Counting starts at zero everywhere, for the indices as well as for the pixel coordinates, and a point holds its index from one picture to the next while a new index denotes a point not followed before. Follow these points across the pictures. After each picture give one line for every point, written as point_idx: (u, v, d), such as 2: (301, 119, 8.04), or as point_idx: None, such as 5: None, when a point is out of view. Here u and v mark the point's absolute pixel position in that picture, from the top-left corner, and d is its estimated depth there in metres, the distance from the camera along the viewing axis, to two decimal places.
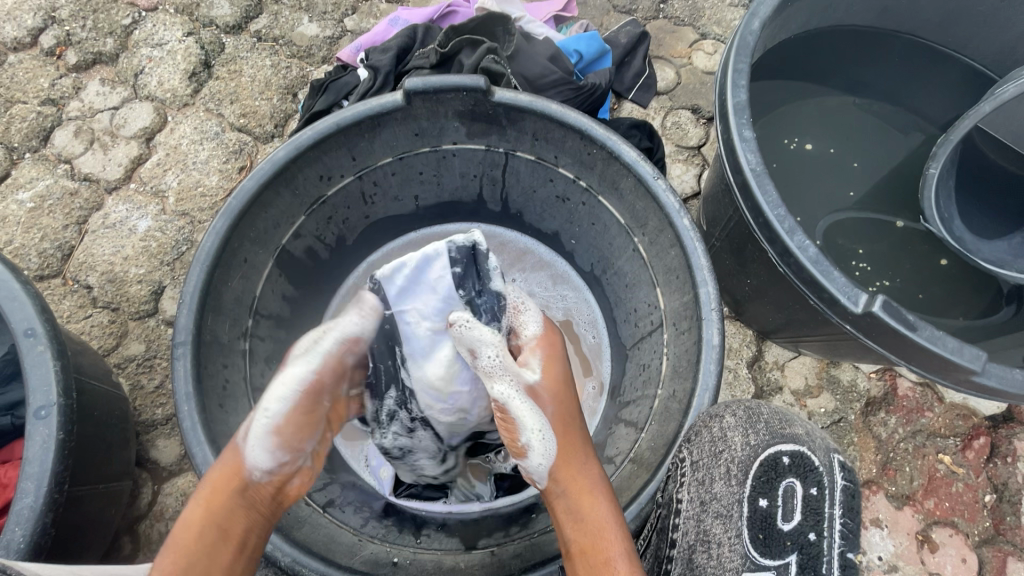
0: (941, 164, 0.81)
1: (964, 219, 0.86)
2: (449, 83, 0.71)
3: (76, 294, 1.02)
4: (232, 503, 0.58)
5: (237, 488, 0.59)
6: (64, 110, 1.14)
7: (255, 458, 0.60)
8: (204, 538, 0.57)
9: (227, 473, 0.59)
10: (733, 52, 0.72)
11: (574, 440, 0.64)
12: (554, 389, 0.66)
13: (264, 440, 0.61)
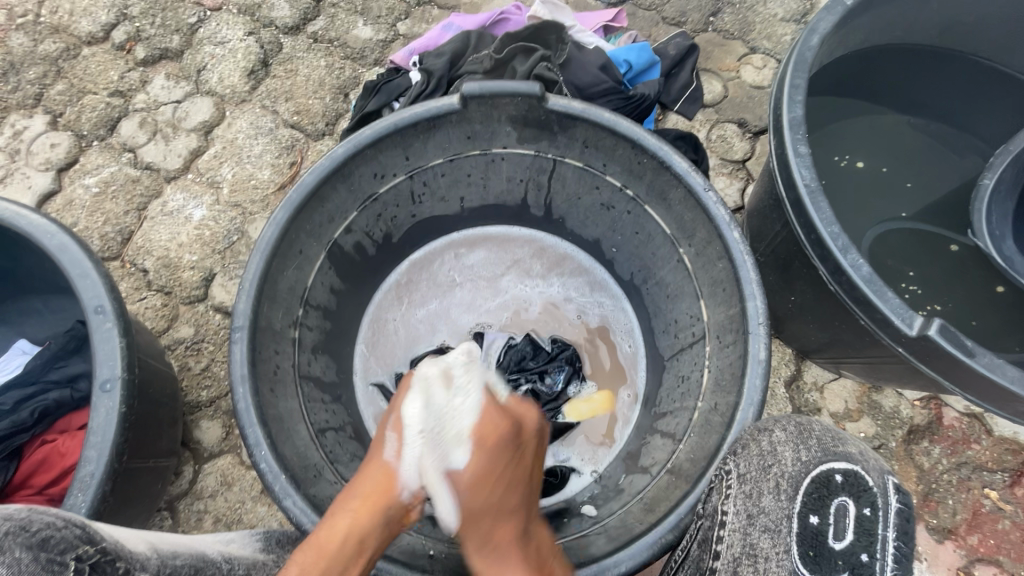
0: (998, 175, 0.83)
1: (1017, 241, 0.83)
2: (505, 88, 0.73)
3: (133, 276, 1.07)
4: (382, 519, 0.59)
5: (377, 483, 0.61)
6: (131, 102, 1.21)
7: (408, 480, 0.62)
8: (341, 513, 0.58)
9: (384, 486, 0.61)
10: (791, 67, 0.72)
11: (488, 521, 0.62)
12: (477, 474, 0.62)
13: (416, 466, 0.62)
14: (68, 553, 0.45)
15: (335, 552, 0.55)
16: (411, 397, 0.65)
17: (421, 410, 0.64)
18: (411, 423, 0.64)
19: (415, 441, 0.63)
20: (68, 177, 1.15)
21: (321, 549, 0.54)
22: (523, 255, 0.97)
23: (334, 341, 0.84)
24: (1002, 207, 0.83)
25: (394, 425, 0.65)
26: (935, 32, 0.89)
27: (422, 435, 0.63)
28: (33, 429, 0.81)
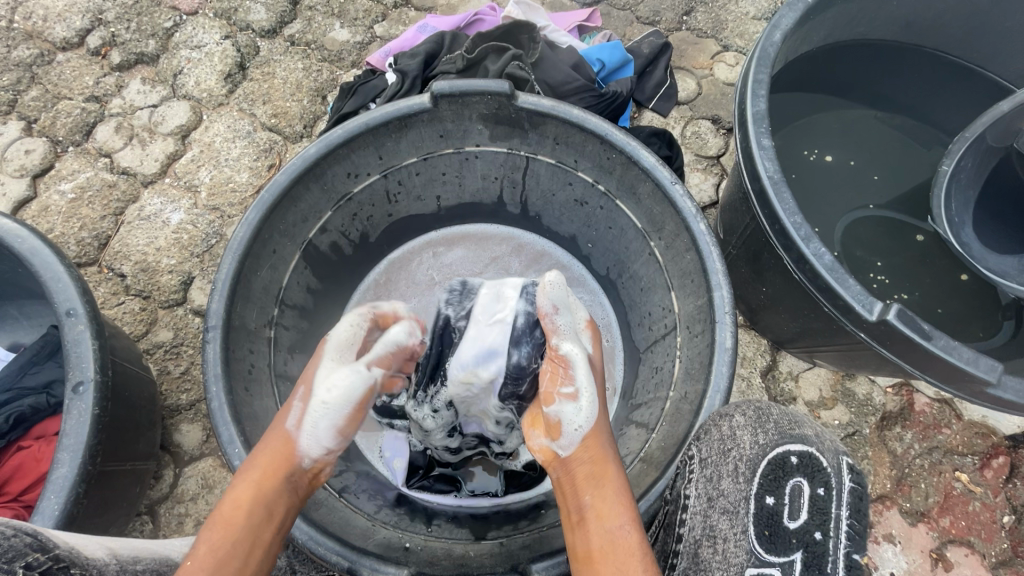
0: (956, 162, 0.86)
1: (977, 228, 0.85)
2: (475, 87, 0.74)
3: (110, 281, 1.07)
4: (281, 483, 0.58)
5: (282, 450, 0.60)
6: (106, 107, 1.20)
7: (308, 446, 0.61)
8: (251, 488, 0.57)
9: (284, 454, 0.60)
10: (754, 62, 0.73)
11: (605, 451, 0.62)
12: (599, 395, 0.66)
13: (319, 432, 0.61)
14: (18, 560, 0.43)
15: (241, 524, 0.55)
16: (326, 360, 0.65)
17: (332, 369, 0.63)
18: (322, 387, 0.62)
19: (323, 406, 0.61)
20: (44, 183, 1.14)
21: (226, 524, 0.55)
22: (501, 252, 0.97)
23: (312, 340, 0.84)
24: (961, 195, 0.86)
25: (302, 392, 0.63)
26: (896, 27, 0.91)
27: (327, 400, 0.61)
28: (9, 436, 0.80)
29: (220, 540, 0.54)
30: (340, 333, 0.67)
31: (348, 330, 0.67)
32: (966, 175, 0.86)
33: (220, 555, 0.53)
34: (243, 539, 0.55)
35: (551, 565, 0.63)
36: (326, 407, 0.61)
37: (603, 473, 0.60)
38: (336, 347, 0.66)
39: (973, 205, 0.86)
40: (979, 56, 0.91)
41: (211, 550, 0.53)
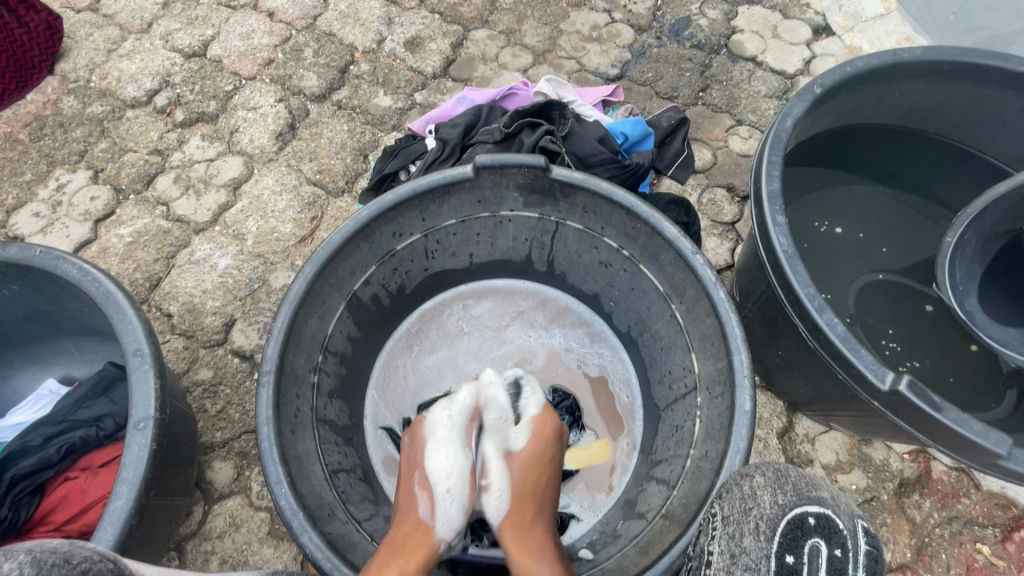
0: (960, 235, 0.88)
1: (982, 298, 0.89)
2: (514, 161, 0.82)
3: (157, 320, 1.14)
4: (423, 571, 0.66)
5: (419, 540, 0.69)
6: (167, 159, 1.31)
7: (443, 531, 0.71)
8: (390, 566, 0.65)
9: (422, 543, 0.68)
10: (768, 145, 0.81)
11: (532, 510, 0.74)
12: (525, 463, 0.77)
13: (451, 515, 0.72)
14: None
15: None
16: (431, 451, 0.76)
17: (443, 462, 0.74)
18: (438, 476, 0.73)
19: (446, 492, 0.72)
20: (104, 227, 1.24)
21: None
22: (527, 306, 1.03)
23: (349, 386, 0.89)
24: (965, 265, 0.90)
25: (423, 484, 0.74)
26: (898, 113, 0.99)
27: (450, 486, 0.73)
28: (57, 466, 0.84)
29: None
30: (437, 423, 0.78)
31: (442, 420, 0.78)
32: (970, 249, 0.90)
33: None
34: None
35: None
36: (450, 493, 0.73)
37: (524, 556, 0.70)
38: (435, 439, 0.77)
39: (978, 278, 0.90)
40: (978, 140, 0.98)
41: None
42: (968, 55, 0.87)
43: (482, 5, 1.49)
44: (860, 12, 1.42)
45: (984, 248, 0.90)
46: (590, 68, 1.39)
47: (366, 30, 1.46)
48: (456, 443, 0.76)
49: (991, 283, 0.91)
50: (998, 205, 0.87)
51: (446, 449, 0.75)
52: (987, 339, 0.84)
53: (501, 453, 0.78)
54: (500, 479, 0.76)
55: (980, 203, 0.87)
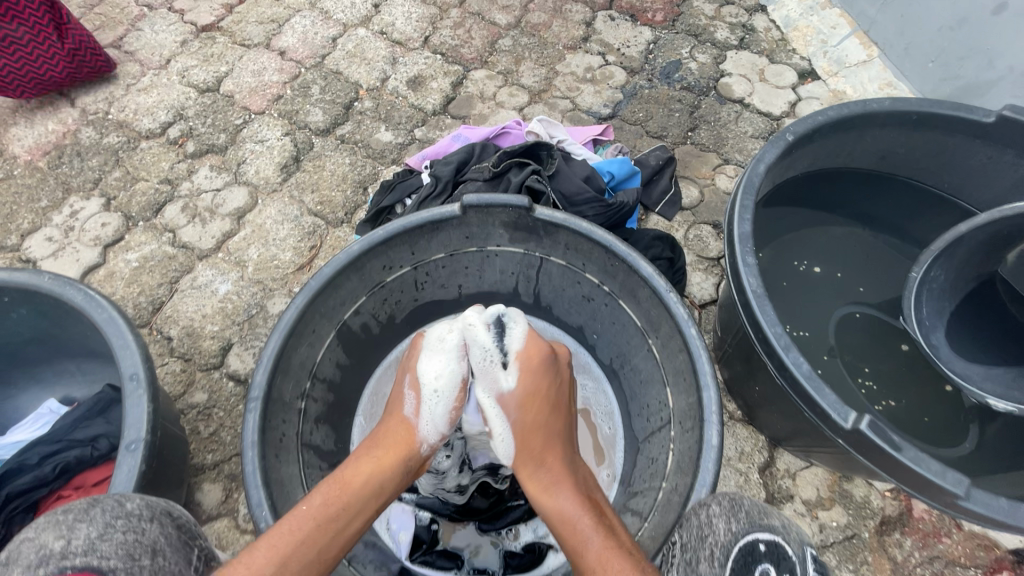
0: (924, 270, 0.91)
1: (948, 334, 0.92)
2: (499, 201, 0.86)
3: (158, 343, 1.18)
4: (397, 463, 0.69)
5: (401, 439, 0.72)
6: (176, 189, 1.37)
7: (427, 432, 0.74)
8: (367, 459, 0.69)
9: (405, 440, 0.72)
10: (742, 190, 0.85)
11: (539, 444, 0.72)
12: (523, 397, 0.75)
13: (436, 418, 0.75)
14: None
15: (355, 492, 0.65)
16: (423, 359, 0.78)
17: (429, 370, 0.77)
18: (427, 382, 0.76)
19: (434, 394, 0.75)
20: (113, 252, 1.29)
21: (344, 483, 0.65)
22: None
23: (337, 412, 0.92)
24: (933, 301, 0.92)
25: (413, 386, 0.77)
26: (872, 159, 1.03)
27: (438, 387, 0.75)
28: (52, 484, 0.87)
29: (337, 495, 0.64)
30: (433, 336, 0.81)
31: (438, 336, 0.80)
32: (937, 286, 0.93)
33: (329, 513, 0.62)
34: (350, 505, 0.64)
35: None
36: (437, 393, 0.75)
37: (546, 490, 0.69)
38: (429, 347, 0.80)
39: (946, 315, 0.93)
40: (950, 186, 1.03)
41: (326, 502, 0.63)
42: (935, 107, 0.92)
43: (481, 47, 1.56)
44: (843, 58, 1.49)
45: (952, 286, 0.93)
46: (583, 107, 1.45)
47: (371, 69, 1.54)
48: (447, 353, 0.78)
49: (958, 323, 0.93)
50: (962, 243, 0.91)
51: (436, 361, 0.77)
52: (952, 375, 0.87)
53: (495, 392, 0.76)
54: (498, 421, 0.75)
55: (945, 241, 0.90)
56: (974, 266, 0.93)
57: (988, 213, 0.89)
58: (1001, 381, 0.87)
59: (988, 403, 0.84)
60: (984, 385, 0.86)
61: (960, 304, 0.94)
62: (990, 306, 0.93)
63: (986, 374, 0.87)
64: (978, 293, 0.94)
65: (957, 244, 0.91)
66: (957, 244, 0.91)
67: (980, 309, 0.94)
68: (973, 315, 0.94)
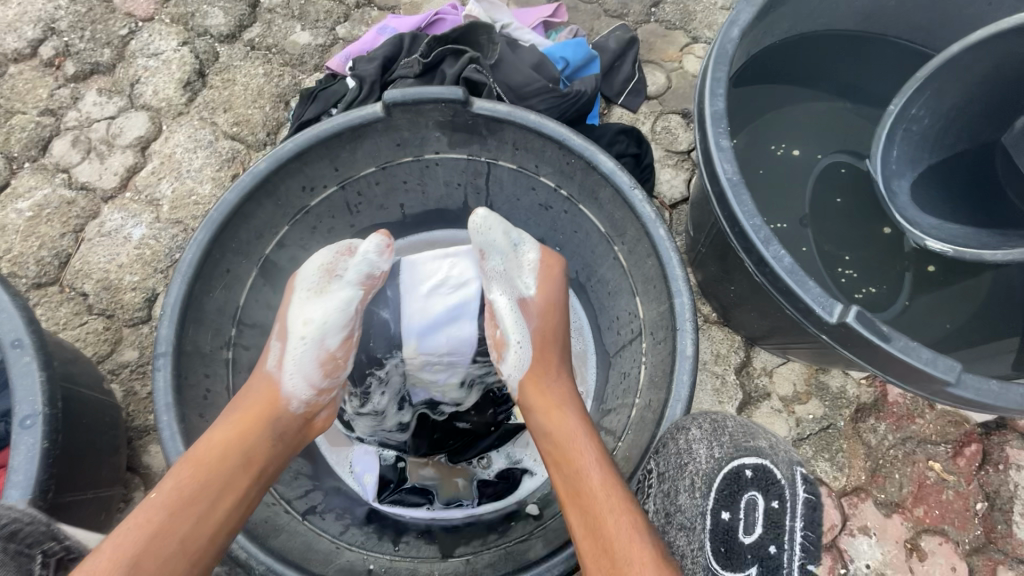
0: (903, 102, 0.84)
1: (916, 182, 0.87)
2: (427, 95, 0.72)
3: (72, 301, 1.04)
4: (264, 431, 0.65)
5: (260, 410, 0.66)
6: (62, 120, 1.17)
7: (290, 386, 0.67)
8: (227, 434, 0.63)
9: (264, 399, 0.66)
10: (713, 61, 0.72)
11: (554, 357, 0.71)
12: (544, 306, 0.72)
13: (304, 368, 0.68)
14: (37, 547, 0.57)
15: (217, 468, 0.60)
16: (296, 300, 0.70)
17: (313, 305, 0.69)
18: (295, 331, 0.68)
19: (301, 340, 0.68)
20: None
21: (202, 459, 0.60)
22: None
23: None
24: (909, 148, 0.87)
25: (280, 334, 0.69)
26: (856, 18, 0.92)
27: (306, 333, 0.68)
28: None
29: (191, 477, 0.59)
30: (311, 268, 0.72)
31: (318, 266, 0.71)
32: (918, 130, 0.86)
33: (189, 493, 0.58)
34: (212, 485, 0.59)
35: None
36: (304, 341, 0.68)
37: (550, 407, 0.67)
38: (301, 290, 0.70)
39: (924, 166, 0.88)
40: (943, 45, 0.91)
41: (185, 481, 0.58)
42: None
43: None
44: None
45: (938, 141, 0.87)
46: None
47: None
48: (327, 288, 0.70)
49: (935, 178, 0.88)
50: (954, 77, 0.81)
51: (329, 297, 0.69)
52: (898, 216, 0.84)
53: (516, 297, 0.72)
54: (517, 329, 0.71)
55: (931, 65, 0.81)
56: (972, 128, 0.85)
57: (984, 30, 0.76)
58: (948, 234, 0.82)
59: (924, 244, 0.82)
60: (929, 230, 0.83)
61: (945, 163, 0.87)
62: (974, 171, 0.86)
63: (936, 225, 0.83)
64: (971, 159, 0.86)
65: (945, 77, 0.81)
66: (948, 76, 0.81)
67: (967, 176, 0.86)
68: (958, 179, 0.87)
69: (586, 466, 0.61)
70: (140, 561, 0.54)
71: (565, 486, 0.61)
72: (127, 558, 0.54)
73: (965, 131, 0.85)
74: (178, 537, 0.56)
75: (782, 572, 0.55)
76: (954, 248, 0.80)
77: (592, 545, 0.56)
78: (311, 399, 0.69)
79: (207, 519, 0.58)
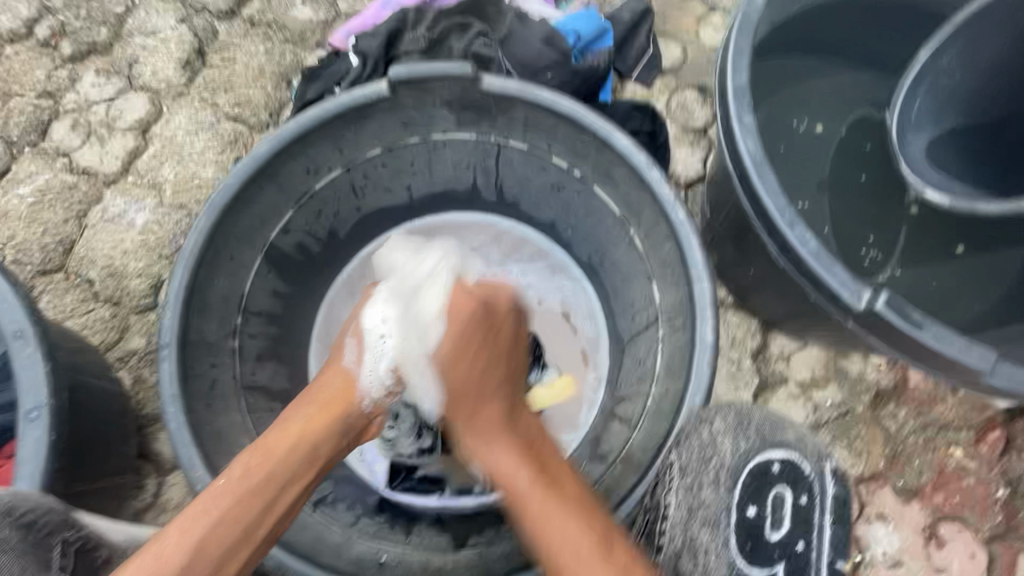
0: (936, 47, 0.78)
1: (932, 140, 0.83)
2: (435, 71, 0.69)
3: (78, 288, 1.03)
4: (337, 426, 0.62)
5: (336, 404, 0.63)
6: (61, 103, 1.14)
7: (368, 382, 0.66)
8: (291, 430, 0.59)
9: (342, 395, 0.64)
10: (736, 30, 0.68)
11: (472, 396, 0.64)
12: (453, 349, 0.65)
13: (379, 368, 0.67)
14: (53, 534, 0.57)
15: (280, 459, 0.57)
16: (369, 302, 0.70)
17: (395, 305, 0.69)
18: (371, 328, 0.68)
19: (379, 338, 0.68)
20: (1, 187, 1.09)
21: (268, 449, 0.57)
22: (480, 241, 0.92)
23: (284, 346, 0.82)
24: (936, 103, 0.82)
25: (355, 333, 0.69)
26: None
27: (384, 333, 0.68)
28: None
29: (261, 465, 0.56)
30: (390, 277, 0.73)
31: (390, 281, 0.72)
32: (948, 84, 0.81)
33: (248, 487, 0.54)
34: (269, 480, 0.56)
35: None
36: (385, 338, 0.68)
37: (478, 451, 0.63)
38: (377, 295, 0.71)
39: (944, 126, 0.83)
40: None
41: (247, 471, 0.55)
42: None
43: None
44: None
45: (973, 104, 0.82)
46: None
47: None
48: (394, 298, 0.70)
49: (958, 142, 0.83)
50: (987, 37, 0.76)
51: (389, 299, 0.70)
52: (902, 165, 0.80)
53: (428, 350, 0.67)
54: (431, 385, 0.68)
55: (968, 11, 0.75)
56: (1008, 94, 0.81)
57: None
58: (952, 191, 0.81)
59: (923, 195, 0.78)
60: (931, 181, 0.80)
61: (971, 127, 0.83)
62: (999, 141, 0.82)
63: (943, 182, 0.81)
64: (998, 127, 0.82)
65: (982, 28, 0.76)
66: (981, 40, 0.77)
67: (989, 144, 0.83)
68: (979, 148, 0.83)
69: (519, 500, 0.58)
70: (202, 549, 0.51)
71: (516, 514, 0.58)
72: (191, 542, 0.51)
73: (1000, 96, 0.80)
74: (242, 525, 0.53)
75: (807, 561, 0.60)
76: (951, 201, 0.75)
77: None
78: (381, 398, 0.67)
79: (270, 511, 0.55)
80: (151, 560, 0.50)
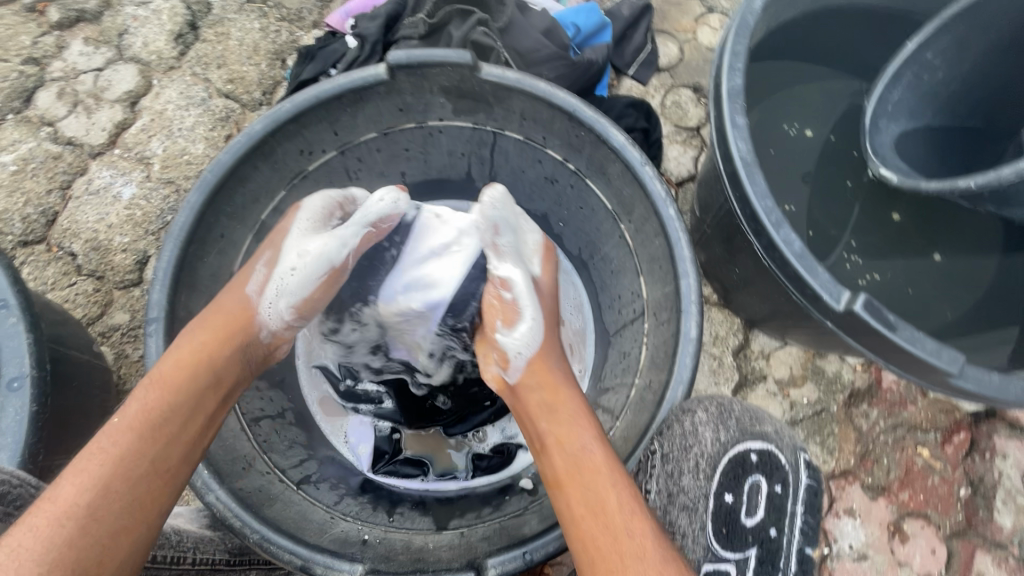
0: (920, 40, 0.77)
1: (907, 133, 0.84)
2: (433, 58, 0.69)
3: (61, 261, 1.01)
4: (228, 354, 0.64)
5: (229, 337, 0.65)
6: (47, 70, 1.11)
7: (267, 313, 0.68)
8: (189, 364, 0.61)
9: (235, 321, 0.66)
10: (733, 32, 0.69)
11: (553, 345, 0.70)
12: (545, 291, 0.74)
13: (281, 300, 0.69)
14: (26, 508, 0.56)
15: (182, 390, 0.59)
16: (297, 231, 0.70)
17: (320, 243, 0.70)
18: (287, 257, 0.69)
19: (291, 270, 0.69)
20: None
21: (163, 382, 0.59)
22: None
23: None
24: (917, 99, 0.82)
25: (269, 261, 0.70)
26: None
27: (297, 266, 0.69)
28: None
29: (159, 401, 0.58)
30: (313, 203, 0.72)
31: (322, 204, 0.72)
32: (927, 84, 0.81)
33: (154, 418, 0.57)
34: (170, 411, 0.58)
35: (508, 560, 0.60)
36: (296, 274, 0.69)
37: (552, 394, 0.65)
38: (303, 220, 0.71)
39: (922, 124, 0.84)
40: None
41: (147, 405, 0.57)
42: None
43: None
44: None
45: (953, 109, 0.84)
46: None
47: None
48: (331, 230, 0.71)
49: (936, 141, 0.85)
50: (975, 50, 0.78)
51: (319, 237, 0.70)
52: (867, 145, 0.81)
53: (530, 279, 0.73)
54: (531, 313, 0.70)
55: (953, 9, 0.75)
56: (987, 103, 0.83)
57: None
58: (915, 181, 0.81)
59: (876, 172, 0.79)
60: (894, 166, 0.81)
61: (951, 129, 0.86)
62: (972, 146, 0.85)
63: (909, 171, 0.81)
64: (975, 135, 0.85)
65: (971, 24, 0.76)
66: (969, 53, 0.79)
67: (964, 149, 0.85)
68: (955, 150, 0.86)
69: (589, 441, 0.60)
70: (108, 485, 0.52)
71: (564, 463, 0.60)
72: (94, 480, 0.52)
73: (983, 102, 0.83)
74: (149, 457, 0.55)
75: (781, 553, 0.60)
76: (900, 178, 0.77)
77: (593, 522, 0.55)
78: (278, 328, 0.70)
79: (178, 439, 0.57)
80: (51, 506, 0.50)
